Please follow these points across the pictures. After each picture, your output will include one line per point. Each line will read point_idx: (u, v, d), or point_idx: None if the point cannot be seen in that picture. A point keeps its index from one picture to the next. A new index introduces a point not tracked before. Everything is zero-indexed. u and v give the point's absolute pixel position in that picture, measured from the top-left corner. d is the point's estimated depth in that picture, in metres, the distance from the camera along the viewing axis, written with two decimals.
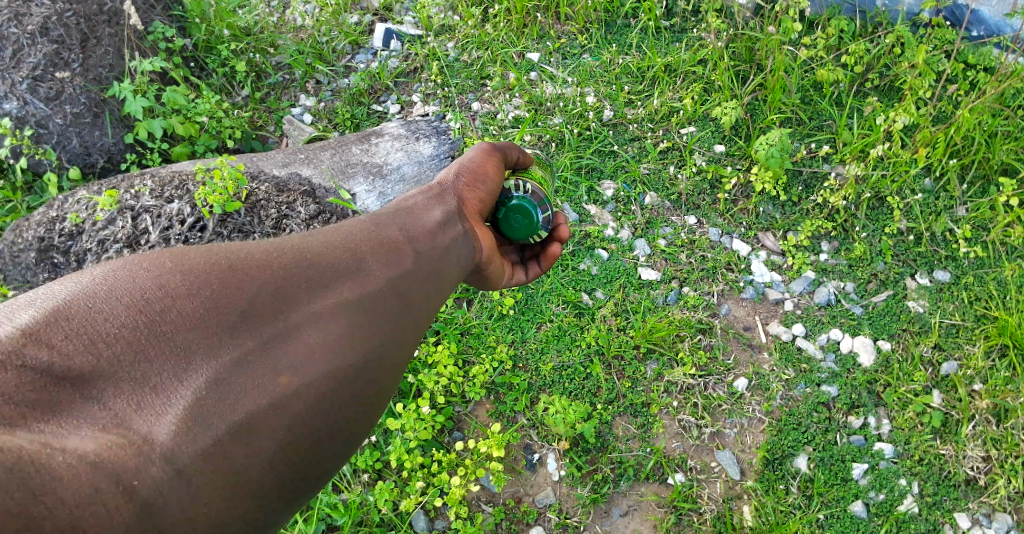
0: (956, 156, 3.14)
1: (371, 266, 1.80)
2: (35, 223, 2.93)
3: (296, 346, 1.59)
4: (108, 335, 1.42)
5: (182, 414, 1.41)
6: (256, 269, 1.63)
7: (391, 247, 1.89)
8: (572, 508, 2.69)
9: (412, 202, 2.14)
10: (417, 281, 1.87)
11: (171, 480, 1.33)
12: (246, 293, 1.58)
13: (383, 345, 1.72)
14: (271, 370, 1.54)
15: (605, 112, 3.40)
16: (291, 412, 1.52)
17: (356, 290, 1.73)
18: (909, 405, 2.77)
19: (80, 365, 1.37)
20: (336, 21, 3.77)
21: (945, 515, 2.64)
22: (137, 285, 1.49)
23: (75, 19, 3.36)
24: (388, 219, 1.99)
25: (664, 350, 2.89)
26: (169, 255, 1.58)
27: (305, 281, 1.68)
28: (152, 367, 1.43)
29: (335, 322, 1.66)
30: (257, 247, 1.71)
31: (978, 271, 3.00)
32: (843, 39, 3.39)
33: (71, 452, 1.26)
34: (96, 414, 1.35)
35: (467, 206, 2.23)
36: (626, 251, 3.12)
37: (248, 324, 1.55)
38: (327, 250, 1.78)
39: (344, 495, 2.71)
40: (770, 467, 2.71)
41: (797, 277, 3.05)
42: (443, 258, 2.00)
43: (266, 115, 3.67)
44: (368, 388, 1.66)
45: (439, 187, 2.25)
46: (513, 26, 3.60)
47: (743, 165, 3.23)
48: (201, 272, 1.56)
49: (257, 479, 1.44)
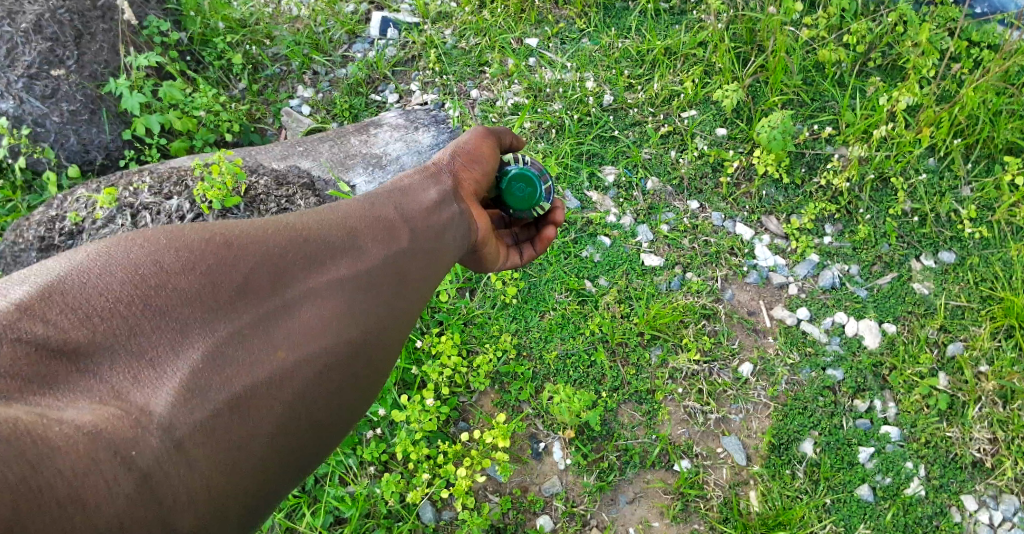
0: (960, 134, 3.11)
1: (366, 244, 1.83)
2: (35, 223, 2.92)
3: (291, 323, 1.62)
4: (103, 310, 1.44)
5: (179, 388, 1.44)
6: (251, 245, 1.66)
7: (386, 225, 1.91)
8: (578, 497, 2.70)
9: (409, 180, 2.14)
10: (413, 260, 1.90)
11: (168, 451, 1.37)
12: (242, 268, 1.61)
13: (378, 324, 1.76)
14: (268, 347, 1.57)
15: (605, 97, 3.37)
16: (289, 388, 1.56)
17: (350, 268, 1.77)
18: (914, 388, 2.76)
19: (76, 338, 1.40)
20: (332, 11, 3.74)
21: (952, 498, 2.63)
22: (132, 261, 1.52)
23: (69, 15, 3.36)
24: (384, 198, 2.01)
25: (668, 337, 2.88)
26: (164, 231, 1.61)
27: (300, 258, 1.71)
28: (148, 341, 1.46)
29: (330, 300, 1.69)
30: (252, 223, 1.73)
31: (984, 251, 2.98)
32: (845, 18, 3.33)
33: (68, 423, 1.29)
34: (93, 388, 1.38)
35: (462, 186, 2.22)
36: (629, 238, 3.10)
37: (244, 301, 1.58)
38: (322, 226, 1.80)
39: (350, 487, 2.72)
40: (776, 452, 2.71)
41: (802, 261, 3.03)
42: (440, 237, 2.02)
43: (265, 108, 3.65)
44: (363, 365, 1.71)
45: (435, 165, 2.24)
46: (511, 11, 3.56)
47: (745, 149, 3.21)
48: (195, 248, 1.59)
49: (255, 452, 1.48)
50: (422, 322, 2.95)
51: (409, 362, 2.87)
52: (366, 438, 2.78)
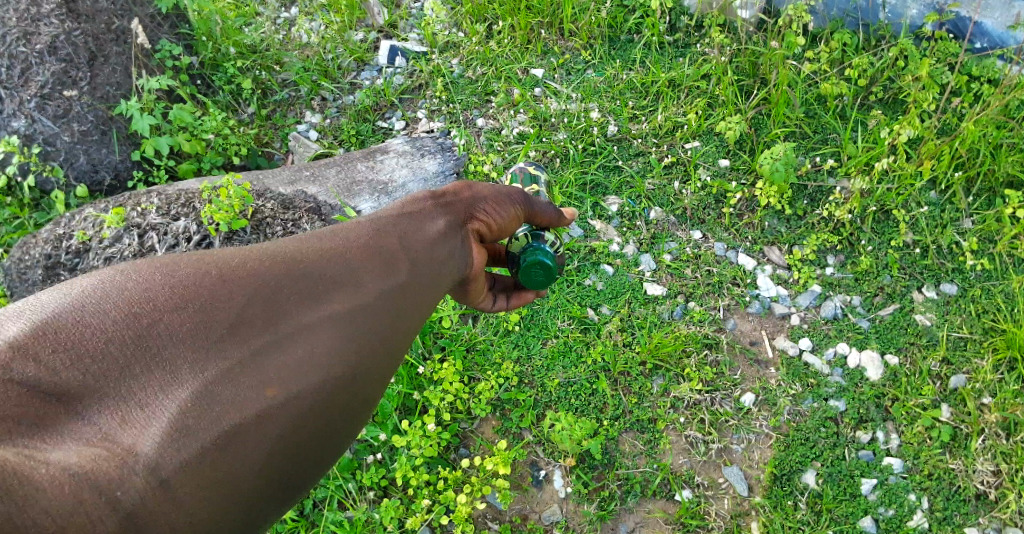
0: (961, 168, 3.15)
1: (371, 274, 1.65)
2: (43, 241, 2.94)
3: (288, 355, 1.44)
4: (93, 349, 1.28)
5: (166, 427, 1.27)
6: (248, 276, 1.48)
7: (396, 248, 1.74)
8: (579, 525, 2.67)
9: (419, 205, 1.93)
10: (418, 291, 1.74)
11: (154, 492, 1.21)
12: (237, 301, 1.43)
13: (380, 353, 1.60)
14: (260, 381, 1.38)
15: (609, 127, 3.41)
16: (276, 434, 1.37)
17: (353, 299, 1.59)
18: (917, 420, 2.75)
19: (66, 380, 1.24)
20: (341, 38, 3.81)
21: (955, 531, 2.60)
22: (126, 296, 1.36)
23: (83, 38, 3.41)
24: (396, 222, 1.83)
25: (670, 367, 2.89)
26: (160, 264, 1.46)
27: (300, 288, 1.52)
28: (137, 383, 1.29)
29: (329, 335, 1.51)
30: (251, 251, 1.56)
31: (986, 283, 2.99)
32: (846, 53, 3.40)
33: (54, 465, 1.13)
34: (80, 430, 1.22)
35: (475, 226, 2.02)
36: (632, 266, 3.12)
37: (239, 334, 1.40)
38: (325, 253, 1.63)
39: (349, 512, 2.70)
40: (778, 483, 2.69)
41: (803, 291, 3.04)
42: (444, 270, 1.86)
43: (273, 132, 3.69)
44: (356, 407, 1.54)
45: (449, 192, 2.02)
46: (518, 42, 3.64)
47: (747, 180, 3.24)
48: (189, 280, 1.42)
49: (244, 492, 1.33)
50: (425, 348, 2.96)
51: (411, 387, 2.87)
52: (367, 463, 2.77)
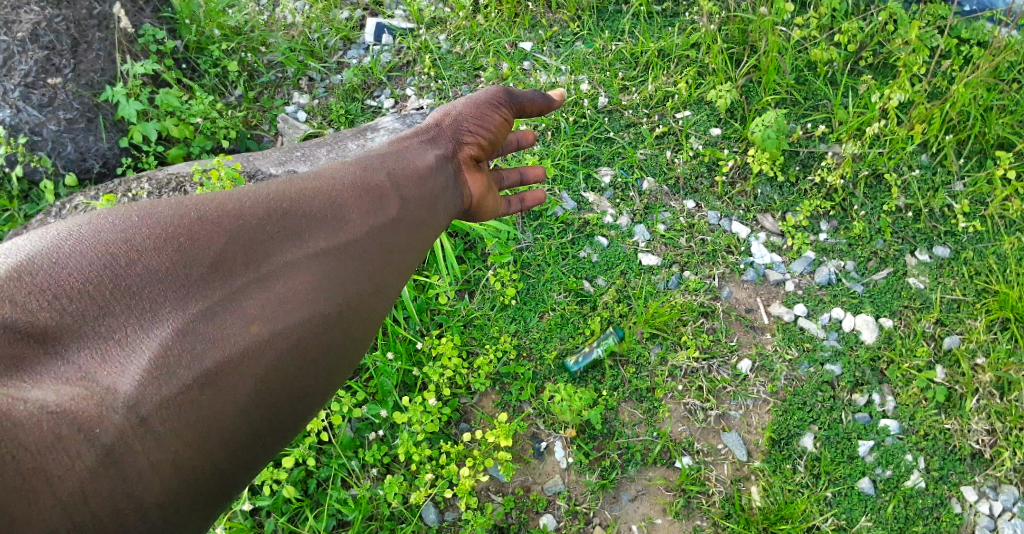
0: (952, 130, 3.15)
1: (346, 217, 1.91)
2: (34, 230, 2.92)
3: (266, 295, 1.69)
4: (72, 290, 1.51)
5: (147, 365, 1.49)
6: (225, 221, 1.73)
7: (371, 197, 2.00)
8: (581, 495, 2.70)
9: (409, 144, 2.35)
10: (394, 232, 2.00)
11: (133, 427, 1.43)
12: (216, 244, 1.68)
13: (354, 296, 1.83)
14: (240, 320, 1.63)
15: (599, 99, 3.39)
16: (262, 361, 1.63)
17: (329, 239, 1.84)
18: (912, 381, 2.78)
19: (44, 321, 1.45)
20: (326, 17, 3.76)
21: (952, 489, 2.64)
22: (103, 240, 1.59)
23: (64, 24, 3.37)
24: (376, 166, 2.12)
25: (668, 335, 2.91)
26: (137, 209, 1.68)
27: (277, 232, 1.78)
28: (117, 321, 1.52)
29: (307, 272, 1.76)
30: (231, 197, 1.79)
31: (978, 245, 3.02)
32: (835, 18, 3.35)
33: (33, 402, 1.35)
34: (59, 369, 1.43)
35: (461, 150, 2.47)
36: (626, 237, 3.12)
37: (217, 277, 1.65)
38: (303, 200, 1.88)
39: (353, 490, 2.71)
40: (776, 447, 2.72)
41: (797, 257, 3.05)
42: (421, 210, 2.13)
43: (261, 114, 3.65)
44: (337, 338, 1.78)
45: (432, 130, 2.47)
46: (505, 16, 3.60)
47: (739, 148, 3.24)
48: (168, 226, 1.66)
49: (230, 426, 1.56)
50: (421, 324, 2.97)
51: (410, 364, 2.88)
52: (368, 441, 2.78)
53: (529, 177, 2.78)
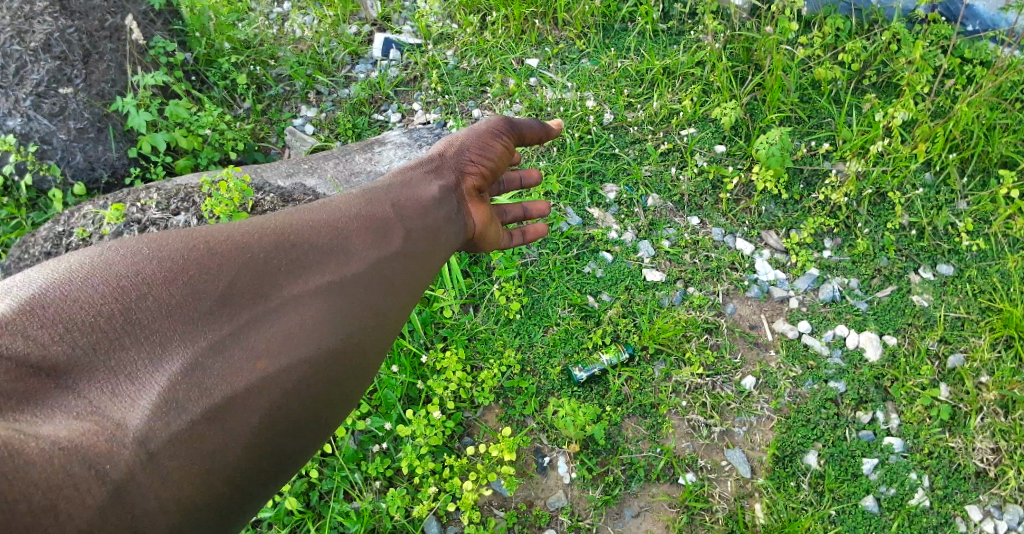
0: (955, 149, 3.17)
1: (353, 249, 1.94)
2: (42, 238, 2.92)
3: (274, 329, 1.73)
4: (84, 323, 1.55)
5: (155, 400, 1.54)
6: (234, 254, 1.76)
7: (378, 229, 2.04)
8: (584, 511, 2.69)
9: (412, 175, 2.36)
10: (400, 264, 2.03)
11: (141, 463, 1.47)
12: (225, 277, 1.72)
13: (360, 330, 1.87)
14: (248, 355, 1.67)
15: (605, 115, 3.42)
16: (268, 397, 1.66)
17: (336, 273, 1.88)
18: (916, 399, 2.78)
19: (54, 354, 1.50)
20: (335, 32, 3.81)
21: (956, 508, 2.63)
22: (114, 273, 1.63)
23: (77, 35, 3.41)
24: (381, 197, 2.16)
25: (671, 351, 2.91)
26: (147, 241, 1.73)
27: (286, 264, 1.82)
28: (127, 355, 1.56)
29: (314, 305, 1.80)
30: (240, 230, 1.84)
31: (981, 263, 3.02)
32: (840, 37, 3.41)
33: (44, 438, 1.39)
34: (70, 403, 1.48)
35: (466, 179, 2.47)
36: (631, 253, 3.13)
37: (226, 310, 1.69)
38: (311, 232, 1.92)
39: (356, 503, 2.71)
40: (780, 464, 2.71)
41: (802, 275, 3.06)
42: (428, 242, 2.17)
43: (268, 127, 3.67)
44: (342, 372, 1.81)
45: (439, 159, 2.49)
46: (512, 33, 3.65)
47: (744, 165, 3.26)
48: (178, 258, 1.70)
49: (235, 460, 1.59)
50: (426, 338, 2.98)
51: (414, 377, 2.88)
52: (371, 453, 2.78)
53: (532, 211, 2.79)
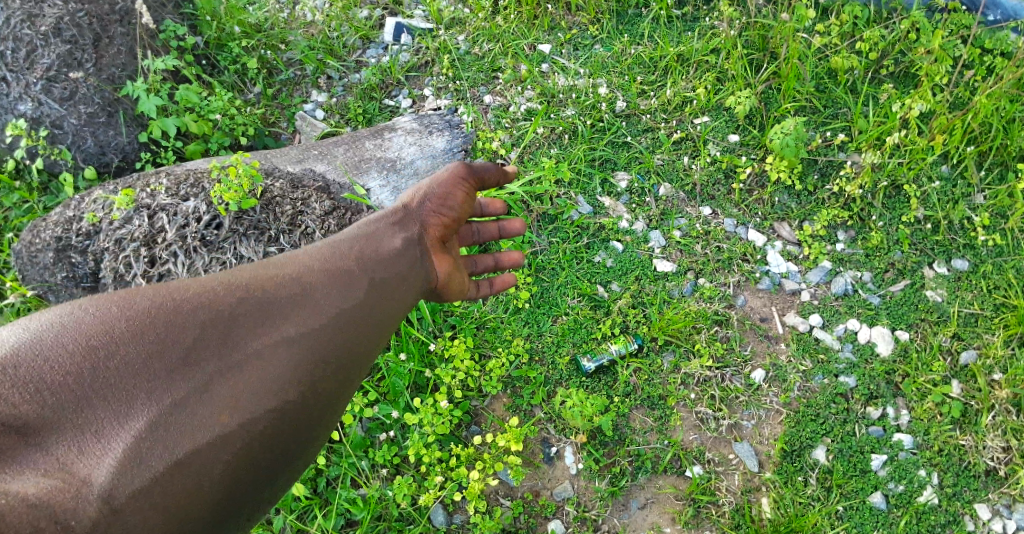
0: (973, 142, 3.12)
1: (316, 301, 2.03)
2: (52, 223, 2.91)
3: (236, 384, 1.86)
4: (54, 384, 1.72)
5: (119, 456, 1.70)
6: (198, 311, 1.89)
7: (344, 277, 2.11)
8: (590, 501, 2.70)
9: (377, 226, 2.34)
10: (368, 311, 2.11)
11: (106, 516, 1.64)
12: (188, 335, 1.85)
13: (325, 377, 1.99)
14: (212, 410, 1.81)
15: (617, 103, 3.37)
16: (230, 448, 1.81)
17: (297, 327, 1.97)
18: (927, 396, 2.76)
19: (26, 414, 1.67)
20: (346, 16, 3.78)
21: (965, 506, 2.62)
22: (84, 333, 1.78)
23: (87, 19, 3.38)
24: (349, 245, 2.22)
25: (681, 342, 2.89)
26: (118, 298, 1.87)
27: (250, 319, 1.94)
28: (93, 413, 1.72)
29: (274, 360, 1.91)
30: (207, 286, 1.96)
31: (997, 259, 2.98)
32: (857, 26, 3.35)
33: (13, 495, 1.57)
34: (39, 460, 1.65)
35: (429, 230, 2.42)
36: (641, 243, 3.11)
37: (188, 366, 1.83)
38: (277, 283, 2.03)
39: (362, 490, 2.72)
40: (788, 458, 2.71)
41: (814, 268, 3.03)
42: (395, 287, 2.22)
43: (279, 112, 3.66)
44: (302, 421, 1.93)
45: (403, 209, 2.42)
46: (524, 18, 3.59)
47: (757, 155, 3.21)
48: (144, 317, 1.84)
49: (202, 508, 1.76)
50: (435, 326, 2.96)
51: (422, 365, 2.88)
52: (378, 441, 2.80)
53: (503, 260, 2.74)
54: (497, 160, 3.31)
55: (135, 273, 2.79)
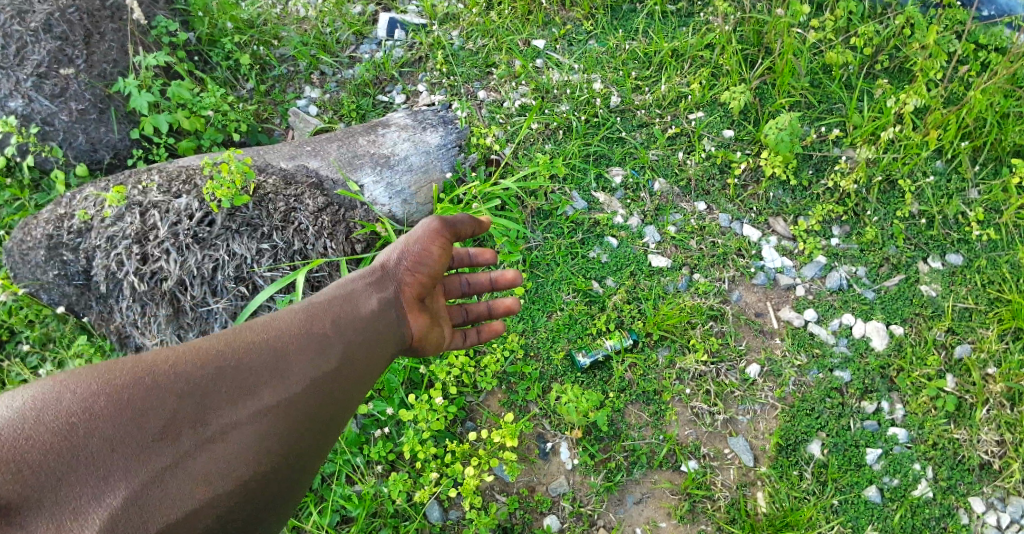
0: (967, 137, 3.13)
1: (292, 368, 2.04)
2: (44, 220, 2.89)
3: (213, 456, 1.88)
4: (33, 463, 1.72)
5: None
6: (175, 383, 1.90)
7: (321, 342, 2.12)
8: (586, 497, 2.69)
9: (354, 286, 2.31)
10: (344, 375, 2.12)
11: None
12: (166, 409, 1.87)
13: (301, 445, 2.02)
14: (188, 484, 1.83)
15: (612, 98, 3.37)
16: (207, 522, 1.83)
17: (272, 397, 1.99)
18: (922, 390, 2.77)
19: (5, 495, 1.67)
20: (339, 12, 3.77)
21: (959, 499, 2.63)
22: (64, 408, 1.79)
23: (78, 15, 3.36)
24: (326, 306, 2.21)
25: (676, 338, 2.89)
26: (96, 371, 1.87)
27: (226, 389, 1.95)
28: (72, 491, 1.73)
29: (249, 431, 1.93)
30: (184, 355, 1.96)
31: (991, 254, 2.99)
32: (852, 21, 3.34)
33: None
34: None
35: (405, 291, 2.37)
36: (636, 238, 3.10)
37: (166, 441, 1.84)
38: (253, 350, 2.03)
39: (357, 486, 2.71)
40: (783, 453, 2.71)
41: (809, 262, 3.03)
42: (371, 348, 2.21)
43: (272, 108, 3.65)
44: (277, 487, 1.97)
45: (379, 267, 2.38)
46: (518, 13, 3.58)
47: (752, 150, 3.21)
48: (122, 391, 1.85)
49: None
50: None
51: (416, 361, 2.86)
52: (373, 437, 2.78)
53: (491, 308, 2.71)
54: (492, 155, 3.29)
55: (127, 270, 2.77)
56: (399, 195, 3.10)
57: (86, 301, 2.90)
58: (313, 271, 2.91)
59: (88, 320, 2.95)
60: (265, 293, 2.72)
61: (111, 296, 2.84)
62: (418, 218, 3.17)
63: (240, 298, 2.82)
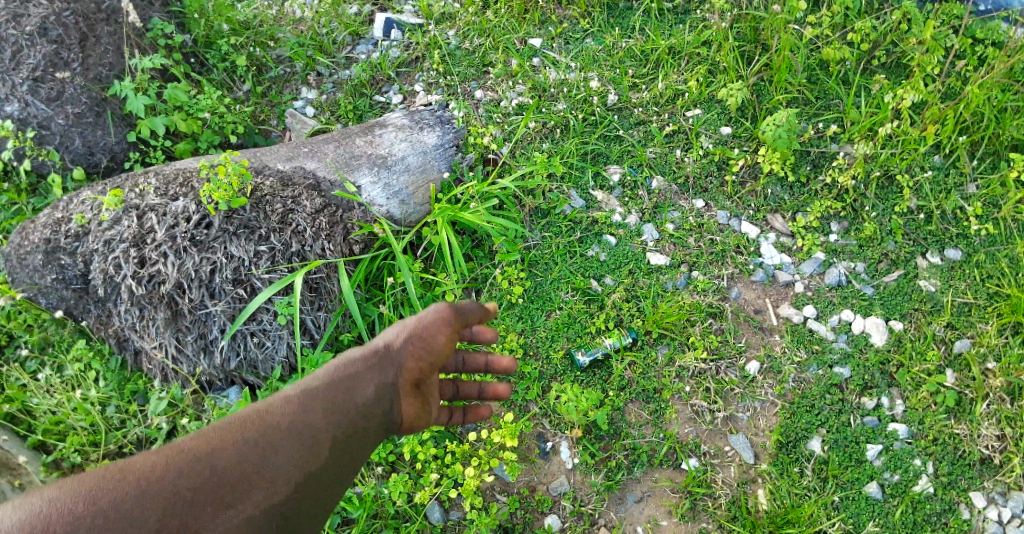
0: (965, 132, 3.12)
1: (280, 468, 1.93)
2: (40, 225, 2.88)
3: None
4: None
5: None
6: (161, 495, 1.79)
7: (312, 438, 2.00)
8: (586, 496, 2.69)
9: (350, 370, 2.14)
10: (333, 471, 2.03)
11: None
12: (152, 523, 1.76)
13: None
14: None
15: (609, 96, 3.36)
16: None
17: (259, 506, 1.88)
18: (922, 385, 2.76)
19: None
20: (335, 12, 3.76)
21: (960, 495, 2.63)
22: (51, 527, 1.70)
23: (73, 18, 3.35)
24: (319, 395, 2.07)
25: (675, 335, 2.89)
26: (82, 483, 1.77)
27: (213, 498, 1.84)
28: None
29: None
30: (170, 460, 1.85)
31: (990, 248, 2.99)
32: (849, 16, 3.33)
33: None
34: None
35: (405, 378, 2.19)
36: (635, 236, 3.10)
37: None
38: (241, 451, 1.91)
39: (358, 488, 2.70)
40: (784, 449, 2.71)
41: (807, 259, 3.03)
42: (362, 438, 2.10)
43: (269, 109, 3.64)
44: None
45: (379, 349, 2.20)
46: (515, 12, 3.58)
47: (749, 147, 3.21)
48: (108, 507, 1.74)
49: None
50: None
51: None
52: None
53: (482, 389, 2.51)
54: (489, 154, 3.29)
55: (124, 274, 2.77)
56: (396, 196, 3.09)
57: (84, 305, 2.90)
58: (310, 273, 2.90)
59: (86, 324, 2.94)
60: (263, 295, 2.73)
61: (109, 300, 2.84)
62: (416, 218, 3.16)
63: (238, 300, 2.82)
